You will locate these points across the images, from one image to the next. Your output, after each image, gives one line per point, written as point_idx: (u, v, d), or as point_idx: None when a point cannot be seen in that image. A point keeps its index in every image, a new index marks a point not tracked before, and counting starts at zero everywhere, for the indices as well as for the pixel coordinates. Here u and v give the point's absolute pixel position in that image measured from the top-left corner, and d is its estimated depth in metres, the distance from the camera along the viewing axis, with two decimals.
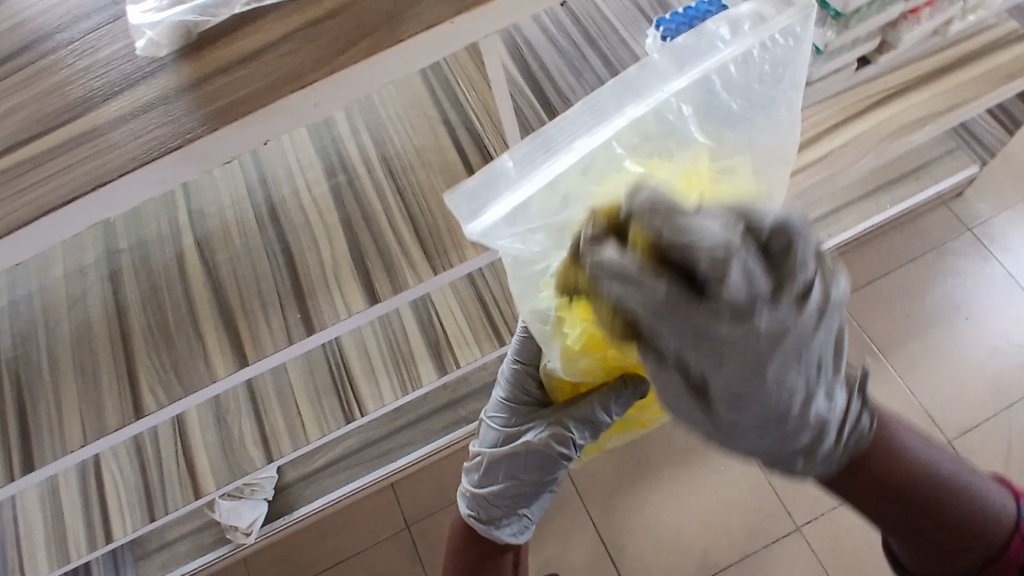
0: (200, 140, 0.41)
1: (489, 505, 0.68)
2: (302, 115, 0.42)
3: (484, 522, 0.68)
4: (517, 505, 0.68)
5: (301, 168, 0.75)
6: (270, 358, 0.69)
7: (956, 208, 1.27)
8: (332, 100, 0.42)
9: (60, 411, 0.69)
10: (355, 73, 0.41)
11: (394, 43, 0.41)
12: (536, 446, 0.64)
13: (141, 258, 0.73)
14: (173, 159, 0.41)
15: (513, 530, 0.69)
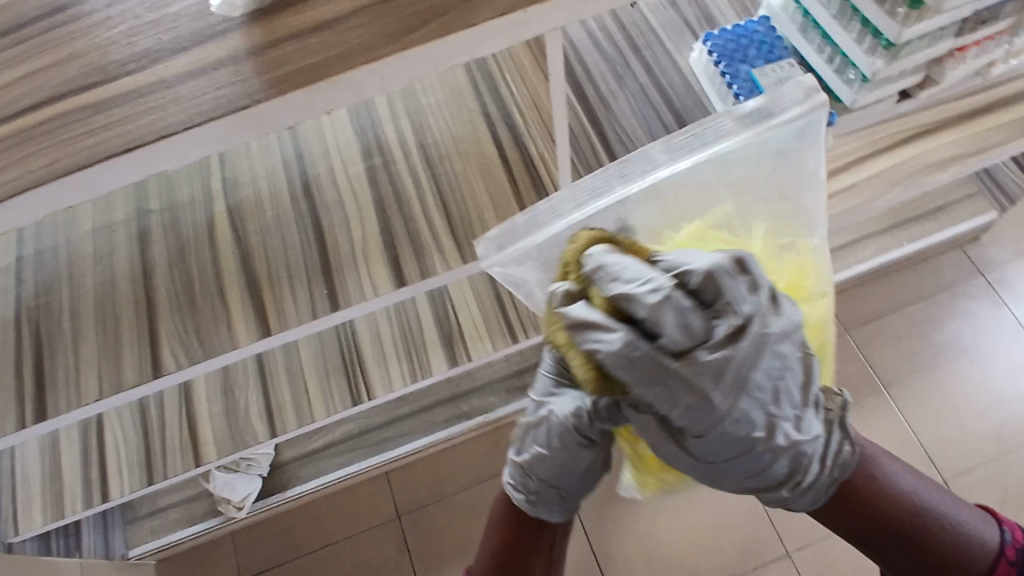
0: (266, 103, 0.41)
1: (527, 475, 0.64)
2: (367, 88, 0.43)
3: (524, 494, 0.63)
4: (559, 478, 0.63)
5: (337, 147, 0.75)
6: (292, 330, 0.69)
7: (971, 252, 1.28)
8: (396, 77, 0.43)
9: (78, 365, 0.69)
10: (424, 52, 0.42)
11: (465, 27, 0.42)
12: (560, 414, 0.61)
13: (171, 220, 0.74)
14: (236, 119, 0.41)
15: (554, 508, 0.63)
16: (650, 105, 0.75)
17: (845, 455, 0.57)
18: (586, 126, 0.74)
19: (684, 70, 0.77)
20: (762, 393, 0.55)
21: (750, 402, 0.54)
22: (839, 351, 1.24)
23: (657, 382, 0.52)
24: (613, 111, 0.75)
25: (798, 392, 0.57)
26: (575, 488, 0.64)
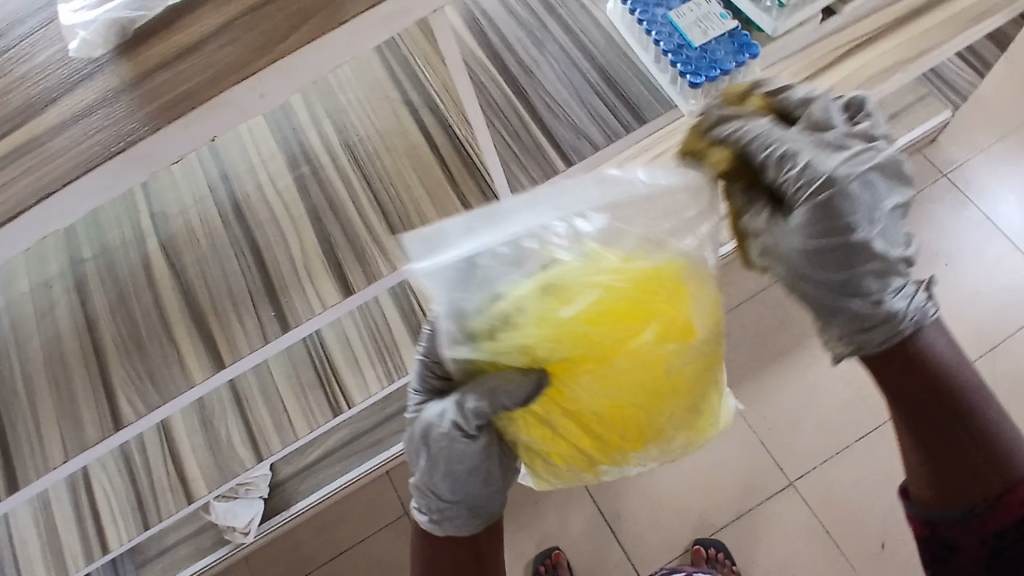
0: (144, 141, 0.39)
1: (428, 492, 0.59)
2: (250, 107, 0.41)
3: (424, 513, 0.60)
4: (454, 489, 0.58)
5: (263, 162, 0.72)
6: (246, 359, 0.68)
7: (930, 155, 1.27)
8: (276, 88, 0.40)
9: (39, 430, 0.67)
10: (298, 58, 0.39)
11: (337, 27, 0.39)
12: (436, 425, 0.56)
13: (106, 265, 0.71)
14: (115, 165, 0.39)
15: (457, 522, 0.58)
16: (574, 65, 0.73)
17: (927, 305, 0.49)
18: (511, 95, 0.71)
19: (603, 23, 0.74)
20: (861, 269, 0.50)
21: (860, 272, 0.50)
22: None
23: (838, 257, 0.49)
24: (538, 79, 0.72)
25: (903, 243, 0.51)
26: (474, 498, 0.59)
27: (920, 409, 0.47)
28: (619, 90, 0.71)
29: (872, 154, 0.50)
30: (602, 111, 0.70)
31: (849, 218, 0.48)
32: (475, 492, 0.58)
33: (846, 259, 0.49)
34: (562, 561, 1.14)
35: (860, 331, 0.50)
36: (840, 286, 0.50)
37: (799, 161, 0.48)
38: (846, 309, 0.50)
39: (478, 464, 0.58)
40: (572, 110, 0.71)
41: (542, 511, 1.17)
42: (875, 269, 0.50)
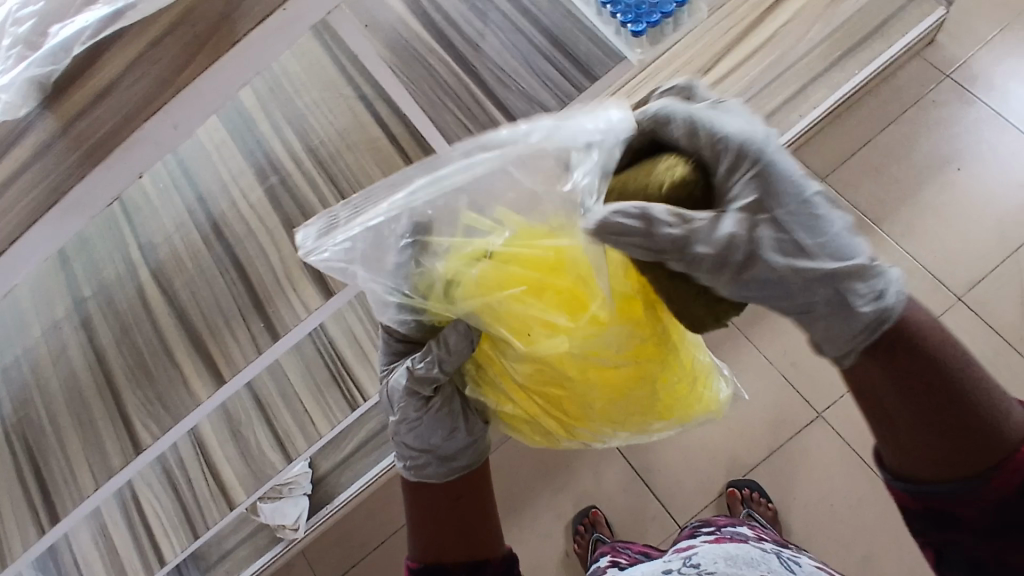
0: (68, 193, 0.44)
1: (403, 446, 0.66)
2: (166, 138, 0.44)
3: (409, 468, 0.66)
4: (423, 441, 0.65)
5: (233, 178, 0.74)
6: (245, 370, 0.71)
7: (930, 57, 1.26)
8: (189, 117, 0.44)
9: (69, 462, 0.72)
10: (199, 86, 0.43)
11: (232, 47, 0.42)
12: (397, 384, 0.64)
13: (105, 301, 0.74)
14: (54, 215, 0.44)
15: (435, 469, 0.65)
16: (519, 32, 0.72)
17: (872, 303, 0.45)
18: (461, 74, 0.70)
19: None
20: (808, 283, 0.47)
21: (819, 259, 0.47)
22: None
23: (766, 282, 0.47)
24: (485, 51, 0.72)
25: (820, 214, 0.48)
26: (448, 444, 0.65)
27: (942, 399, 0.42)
28: (567, 53, 0.70)
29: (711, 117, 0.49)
30: (553, 76, 0.69)
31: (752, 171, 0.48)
32: (450, 442, 0.65)
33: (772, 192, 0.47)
34: (600, 518, 1.15)
35: (830, 319, 0.47)
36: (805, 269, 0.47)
37: (675, 125, 0.49)
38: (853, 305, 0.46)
39: (442, 422, 0.65)
40: (522, 79, 0.70)
41: (576, 473, 1.19)
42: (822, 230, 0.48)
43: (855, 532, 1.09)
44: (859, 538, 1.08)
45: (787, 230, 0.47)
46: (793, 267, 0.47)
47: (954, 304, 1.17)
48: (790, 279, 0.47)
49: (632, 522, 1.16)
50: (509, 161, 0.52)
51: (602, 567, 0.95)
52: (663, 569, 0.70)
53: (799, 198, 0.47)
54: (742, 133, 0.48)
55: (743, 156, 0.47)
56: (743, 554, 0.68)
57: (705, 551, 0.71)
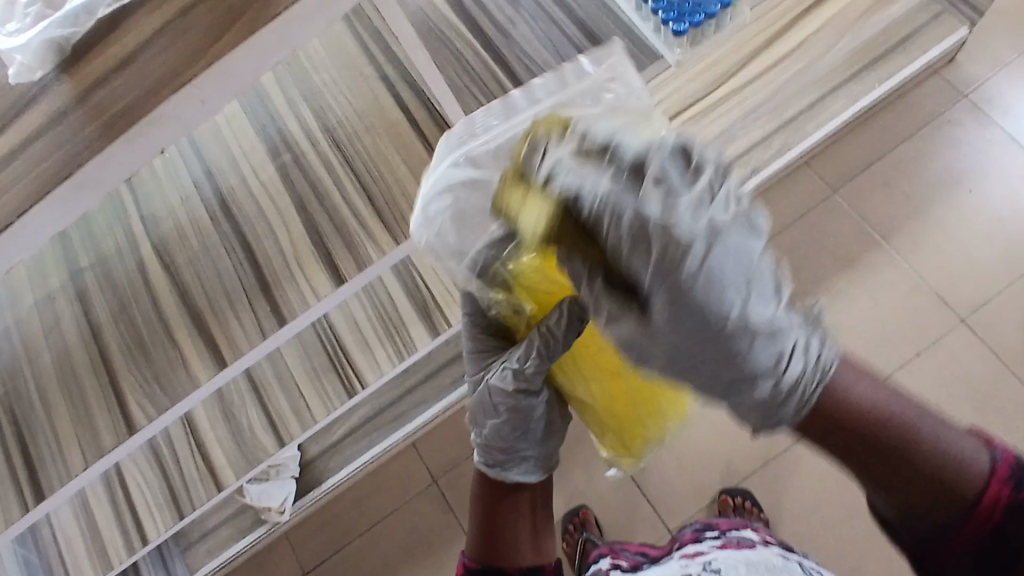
0: (86, 165, 0.41)
1: (490, 449, 0.68)
2: (192, 115, 0.42)
3: (486, 462, 0.69)
4: (514, 445, 0.67)
5: (244, 154, 0.71)
6: (247, 355, 0.69)
7: (948, 75, 1.25)
8: (217, 96, 0.42)
9: (59, 438, 0.70)
10: (232, 60, 0.40)
11: (269, 23, 0.40)
12: (495, 385, 0.65)
13: (103, 273, 0.72)
14: (66, 190, 0.41)
15: (519, 470, 0.69)
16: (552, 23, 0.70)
17: (826, 355, 0.44)
18: (490, 63, 0.68)
19: None
20: (717, 375, 0.45)
21: (762, 346, 0.44)
22: (830, 214, 1.23)
23: (691, 333, 0.44)
24: (514, 39, 0.70)
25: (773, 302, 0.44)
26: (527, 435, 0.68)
27: (858, 454, 0.43)
28: (592, 37, 0.70)
29: (724, 246, 0.43)
30: None
31: (691, 272, 0.42)
32: (535, 445, 0.69)
33: (675, 263, 0.43)
34: (590, 518, 1.15)
35: (750, 406, 0.46)
36: (713, 339, 0.43)
37: (558, 182, 0.47)
38: (747, 400, 0.46)
39: (519, 425, 0.66)
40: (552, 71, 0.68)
41: (569, 471, 1.18)
42: (762, 343, 0.44)
43: (843, 545, 1.09)
44: (846, 551, 1.09)
45: (713, 303, 0.42)
46: (673, 357, 0.45)
47: (955, 326, 1.17)
48: (711, 332, 0.43)
49: (622, 523, 1.15)
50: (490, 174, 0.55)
51: (601, 569, 0.93)
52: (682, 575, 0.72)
53: (745, 299, 0.43)
54: (647, 212, 0.44)
55: (644, 233, 0.44)
56: (762, 560, 0.70)
57: (724, 557, 0.73)
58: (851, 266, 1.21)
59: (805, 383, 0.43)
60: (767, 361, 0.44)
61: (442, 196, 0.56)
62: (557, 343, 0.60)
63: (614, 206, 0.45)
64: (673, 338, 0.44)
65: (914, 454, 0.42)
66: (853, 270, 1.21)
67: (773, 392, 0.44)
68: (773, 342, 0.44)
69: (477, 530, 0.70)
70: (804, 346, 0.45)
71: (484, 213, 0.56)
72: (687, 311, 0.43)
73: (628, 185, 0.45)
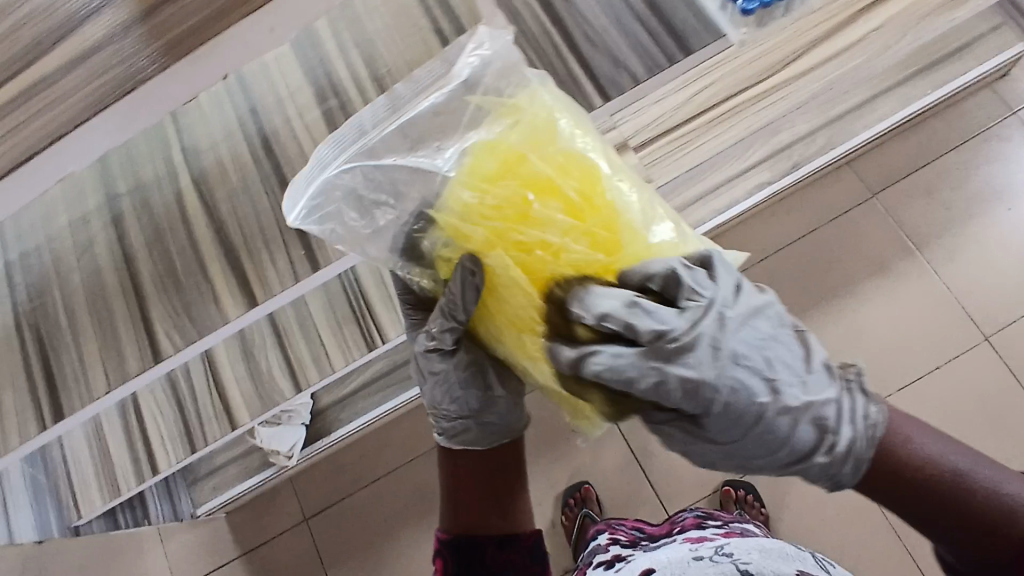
0: (147, 82, 0.41)
1: (439, 416, 0.74)
2: (255, 41, 0.42)
3: (444, 433, 0.74)
4: (460, 410, 0.72)
5: (290, 95, 0.71)
6: (279, 295, 0.69)
7: (1003, 88, 1.22)
8: (282, 25, 0.42)
9: (87, 359, 0.71)
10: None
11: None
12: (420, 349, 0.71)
13: (140, 200, 0.72)
14: (125, 106, 0.41)
15: (469, 436, 0.73)
16: None
17: (873, 415, 0.57)
18: (546, 25, 0.67)
19: None
20: (772, 459, 0.59)
21: (806, 420, 0.58)
22: (865, 217, 1.21)
23: (735, 425, 0.58)
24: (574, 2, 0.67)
25: (797, 363, 0.59)
26: (460, 407, 0.72)
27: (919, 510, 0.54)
28: (664, 19, 0.66)
29: (742, 334, 0.58)
30: (643, 42, 0.65)
31: (724, 404, 0.57)
32: (483, 412, 0.72)
33: (717, 411, 0.58)
34: (591, 494, 1.15)
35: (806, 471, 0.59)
36: (760, 442, 0.59)
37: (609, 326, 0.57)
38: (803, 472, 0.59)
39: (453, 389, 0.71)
40: (609, 38, 0.66)
41: (575, 448, 1.19)
42: (784, 417, 0.58)
43: (840, 547, 1.10)
44: (843, 554, 1.09)
45: (751, 398, 0.57)
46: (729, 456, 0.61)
47: (980, 343, 1.15)
48: (760, 442, 0.59)
49: (622, 504, 1.16)
50: (368, 155, 0.61)
51: (601, 544, 0.94)
52: (692, 555, 0.71)
53: (772, 388, 0.58)
54: (674, 333, 0.57)
55: (676, 348, 0.57)
56: (777, 548, 0.68)
57: (737, 543, 0.72)
58: (882, 273, 1.20)
59: (859, 449, 0.56)
60: (808, 434, 0.58)
61: (338, 182, 0.60)
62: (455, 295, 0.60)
63: (647, 373, 0.57)
64: (723, 436, 0.59)
65: (959, 485, 0.53)
66: (883, 277, 1.19)
67: (809, 446, 0.58)
68: (810, 419, 0.58)
69: (445, 504, 0.72)
70: (850, 415, 0.57)
71: (381, 201, 0.61)
72: (753, 435, 0.58)
73: (652, 356, 0.57)
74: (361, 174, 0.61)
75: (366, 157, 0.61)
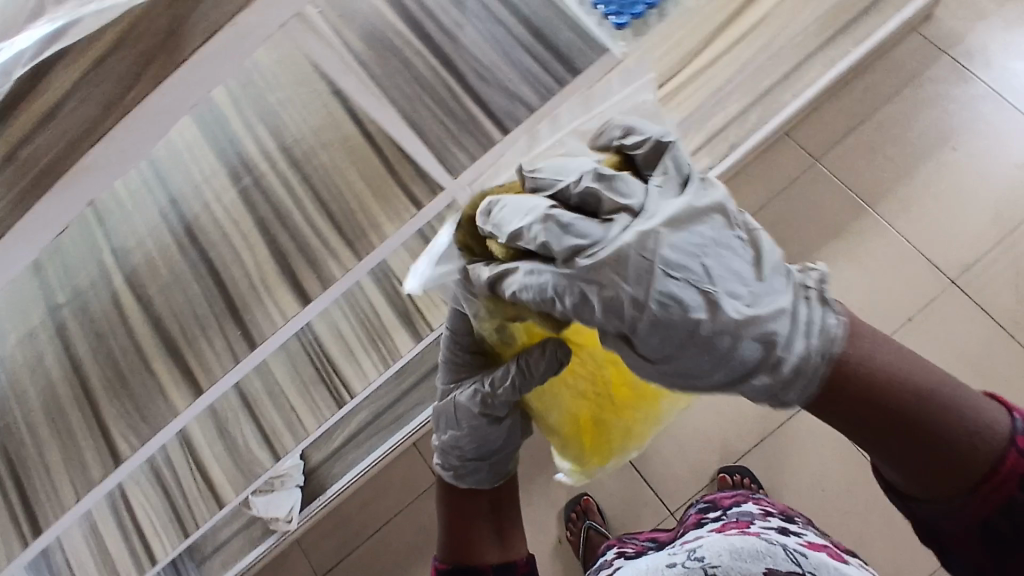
0: (18, 222, 0.43)
1: (449, 455, 0.76)
2: (112, 166, 0.44)
3: (449, 470, 0.76)
4: (475, 455, 0.74)
5: (205, 178, 0.71)
6: (224, 379, 0.70)
7: (927, 33, 1.24)
8: (136, 146, 0.43)
9: (51, 473, 0.71)
10: (147, 104, 0.41)
11: (180, 64, 0.40)
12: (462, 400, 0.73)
13: (79, 307, 0.73)
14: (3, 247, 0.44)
15: (475, 479, 0.75)
16: (498, 23, 0.68)
17: (832, 327, 0.51)
18: (440, 68, 0.67)
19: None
20: (712, 345, 0.52)
21: (749, 334, 0.51)
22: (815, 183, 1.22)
23: (663, 325, 0.52)
24: (462, 44, 0.68)
25: (749, 273, 0.55)
26: (478, 452, 0.74)
27: (885, 439, 0.49)
28: (547, 43, 0.66)
29: (685, 237, 0.54)
30: (532, 70, 0.66)
31: (689, 270, 0.52)
32: (497, 459, 0.75)
33: (653, 291, 0.52)
34: (591, 506, 1.15)
35: (725, 362, 0.53)
36: (697, 329, 0.52)
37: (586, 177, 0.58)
38: (728, 364, 0.53)
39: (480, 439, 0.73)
40: (501, 73, 0.67)
41: None
42: (743, 329, 0.51)
43: (843, 516, 1.09)
44: (848, 522, 1.09)
45: (689, 293, 0.52)
46: (639, 329, 0.53)
47: (947, 288, 1.15)
48: (670, 322, 0.52)
49: (625, 510, 1.16)
50: (531, 210, 0.58)
51: (607, 560, 0.94)
52: (668, 564, 0.73)
53: (746, 287, 0.54)
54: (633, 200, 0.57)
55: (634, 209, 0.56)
56: (745, 544, 0.69)
57: (709, 543, 0.73)
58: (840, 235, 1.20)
59: (811, 360, 0.50)
60: (752, 352, 0.52)
61: (511, 226, 0.58)
62: (531, 377, 0.68)
63: (591, 220, 0.56)
64: (642, 330, 0.53)
65: (929, 397, 0.48)
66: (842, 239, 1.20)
67: (757, 351, 0.52)
68: (757, 337, 0.51)
69: (444, 537, 0.74)
70: (802, 329, 0.52)
71: (525, 272, 0.58)
72: (666, 318, 0.52)
73: (621, 212, 0.56)
74: (518, 225, 0.58)
75: (525, 211, 0.58)
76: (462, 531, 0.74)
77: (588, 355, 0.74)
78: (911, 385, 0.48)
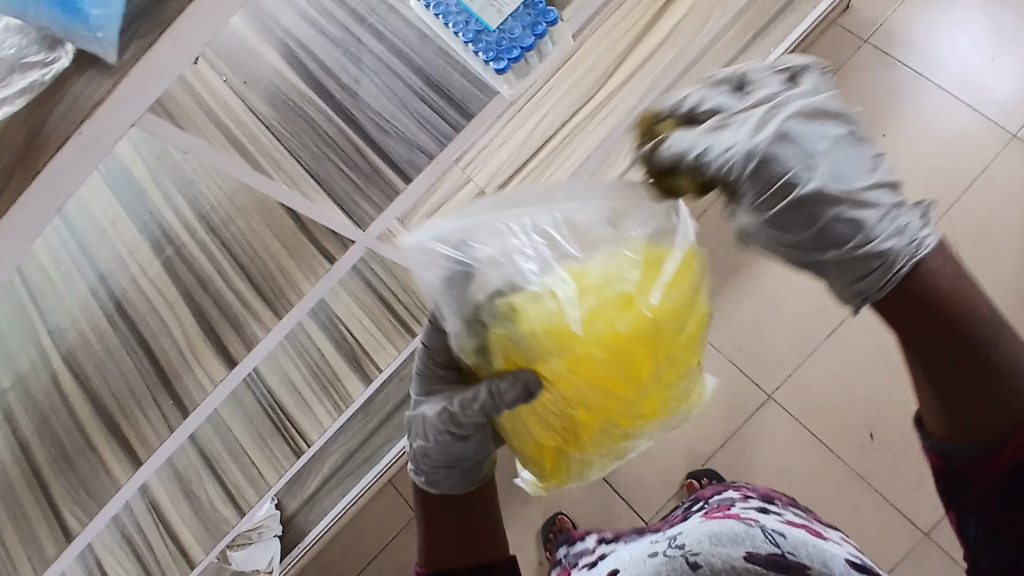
0: None
1: (421, 461, 0.70)
2: None
3: (421, 475, 0.71)
4: (444, 461, 0.69)
5: (129, 253, 0.73)
6: (161, 449, 0.71)
7: (846, 23, 1.27)
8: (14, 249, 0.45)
9: (7, 557, 0.72)
10: (15, 215, 0.43)
11: (39, 174, 0.42)
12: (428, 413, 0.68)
13: (20, 391, 0.73)
14: None
15: (452, 485, 0.69)
16: (393, 74, 0.70)
17: (925, 236, 0.53)
18: (342, 126, 0.70)
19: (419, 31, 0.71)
20: (853, 245, 0.55)
21: (850, 224, 0.55)
22: None
23: (807, 218, 0.55)
24: (361, 98, 0.70)
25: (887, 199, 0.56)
26: (448, 457, 0.68)
27: (938, 358, 0.49)
28: (442, 92, 0.69)
29: (789, 145, 0.55)
30: (427, 119, 0.68)
31: (775, 169, 0.55)
32: (472, 466, 0.70)
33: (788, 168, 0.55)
34: (567, 524, 1.15)
35: (854, 265, 0.55)
36: (827, 228, 0.55)
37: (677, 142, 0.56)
38: (855, 267, 0.55)
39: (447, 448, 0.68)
40: (400, 123, 0.69)
41: None
42: (878, 218, 0.54)
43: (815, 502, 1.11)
44: (824, 508, 1.10)
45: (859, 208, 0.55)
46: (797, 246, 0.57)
47: None
48: (834, 226, 0.55)
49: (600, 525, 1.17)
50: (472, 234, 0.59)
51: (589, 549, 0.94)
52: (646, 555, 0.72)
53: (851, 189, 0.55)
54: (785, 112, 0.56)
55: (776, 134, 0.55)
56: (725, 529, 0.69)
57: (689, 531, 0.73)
58: None
59: (897, 259, 0.52)
60: (849, 235, 0.55)
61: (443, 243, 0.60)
62: (501, 403, 0.59)
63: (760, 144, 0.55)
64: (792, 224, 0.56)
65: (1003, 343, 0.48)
66: None
67: (870, 251, 0.54)
68: (878, 235, 0.54)
69: (424, 542, 0.68)
70: (899, 232, 0.54)
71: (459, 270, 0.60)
72: (811, 204, 0.55)
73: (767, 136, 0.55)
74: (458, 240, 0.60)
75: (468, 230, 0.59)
76: (443, 532, 0.67)
77: (577, 384, 0.56)
78: (992, 325, 0.48)
